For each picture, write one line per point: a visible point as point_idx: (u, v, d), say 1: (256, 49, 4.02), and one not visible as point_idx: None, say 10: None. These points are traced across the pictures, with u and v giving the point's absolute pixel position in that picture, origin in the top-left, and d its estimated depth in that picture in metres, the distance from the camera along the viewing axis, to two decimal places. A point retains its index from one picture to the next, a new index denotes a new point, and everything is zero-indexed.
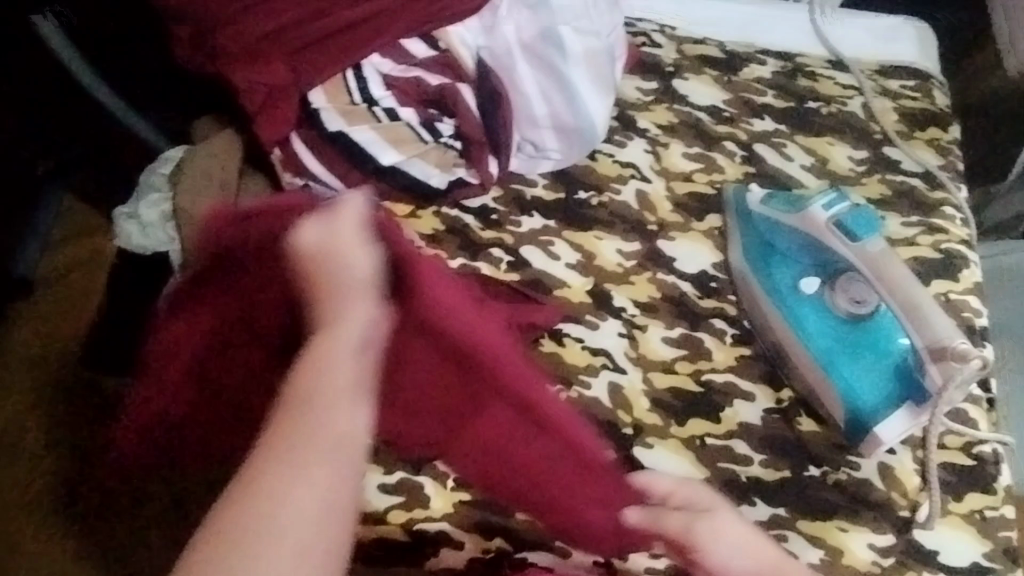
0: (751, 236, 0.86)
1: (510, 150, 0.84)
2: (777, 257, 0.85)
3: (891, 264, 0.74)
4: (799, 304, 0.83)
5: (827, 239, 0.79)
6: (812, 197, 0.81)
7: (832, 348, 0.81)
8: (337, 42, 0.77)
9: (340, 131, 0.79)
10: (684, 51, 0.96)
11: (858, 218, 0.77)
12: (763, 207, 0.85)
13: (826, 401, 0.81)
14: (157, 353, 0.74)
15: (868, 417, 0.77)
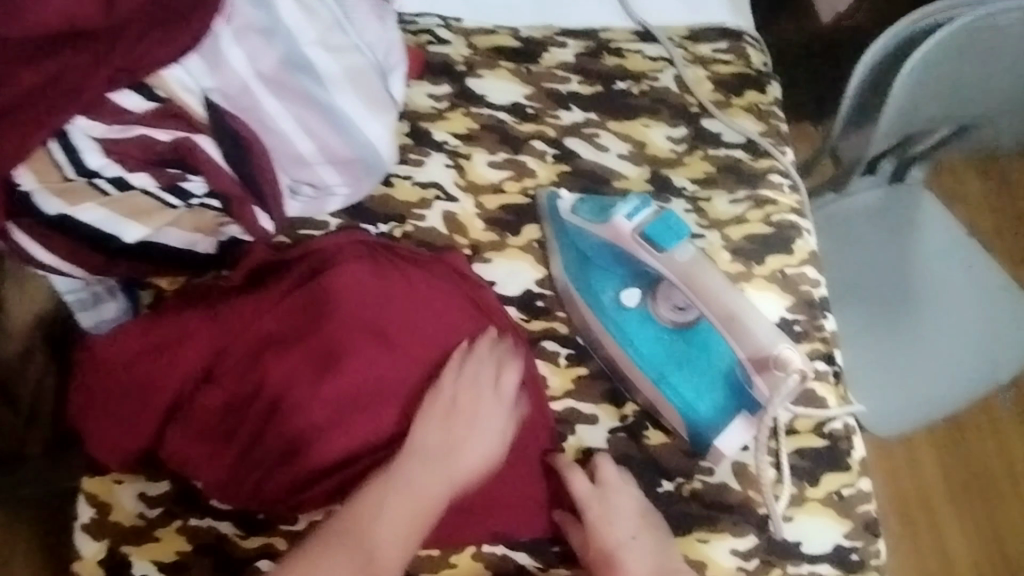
0: (568, 252, 0.80)
1: (279, 198, 0.75)
2: (598, 270, 0.79)
3: (696, 270, 0.69)
4: (624, 318, 0.78)
5: (635, 252, 0.74)
6: (619, 203, 0.75)
7: (661, 361, 0.77)
8: (23, 109, 0.62)
9: (62, 215, 0.67)
10: (475, 45, 0.87)
11: (660, 223, 0.72)
12: (574, 216, 0.79)
13: (665, 416, 0.77)
14: (113, 362, 0.70)
15: (706, 429, 0.74)
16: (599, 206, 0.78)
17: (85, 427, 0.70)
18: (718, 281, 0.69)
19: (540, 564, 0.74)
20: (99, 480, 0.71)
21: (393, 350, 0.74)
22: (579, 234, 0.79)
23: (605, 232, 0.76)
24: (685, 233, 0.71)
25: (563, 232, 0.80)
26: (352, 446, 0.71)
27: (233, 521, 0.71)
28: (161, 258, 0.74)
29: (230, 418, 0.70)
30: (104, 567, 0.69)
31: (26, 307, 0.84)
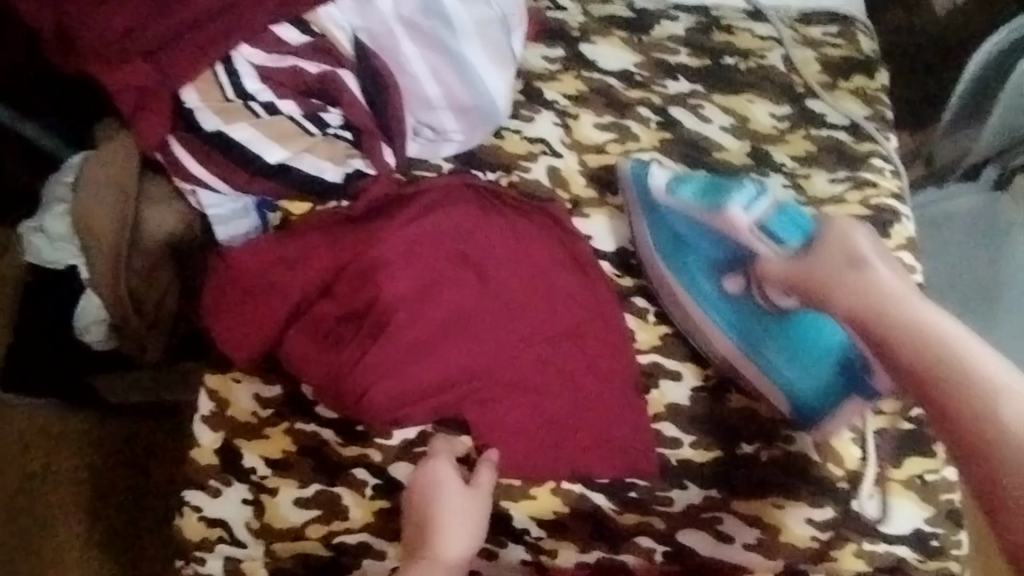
0: (658, 232, 0.82)
1: (404, 135, 0.81)
2: (693, 253, 0.83)
3: (843, 246, 0.72)
4: (722, 305, 0.81)
5: (751, 243, 0.77)
6: (731, 189, 0.78)
7: (765, 344, 0.79)
8: (201, 35, 0.73)
9: (218, 131, 0.76)
10: (590, 13, 0.91)
11: (781, 216, 0.77)
12: (671, 198, 0.81)
13: (768, 397, 0.79)
14: (243, 267, 0.77)
15: (811, 410, 0.78)
16: (702, 190, 0.80)
17: (214, 322, 0.77)
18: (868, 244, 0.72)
19: (614, 506, 0.78)
20: (221, 378, 0.78)
21: (493, 287, 0.79)
22: (675, 214, 0.82)
23: (714, 219, 0.79)
24: (808, 224, 0.77)
25: (651, 213, 0.82)
26: (448, 372, 0.77)
27: (335, 428, 0.77)
28: (296, 184, 0.79)
29: (343, 330, 0.76)
30: (218, 456, 0.77)
31: (158, 227, 0.89)
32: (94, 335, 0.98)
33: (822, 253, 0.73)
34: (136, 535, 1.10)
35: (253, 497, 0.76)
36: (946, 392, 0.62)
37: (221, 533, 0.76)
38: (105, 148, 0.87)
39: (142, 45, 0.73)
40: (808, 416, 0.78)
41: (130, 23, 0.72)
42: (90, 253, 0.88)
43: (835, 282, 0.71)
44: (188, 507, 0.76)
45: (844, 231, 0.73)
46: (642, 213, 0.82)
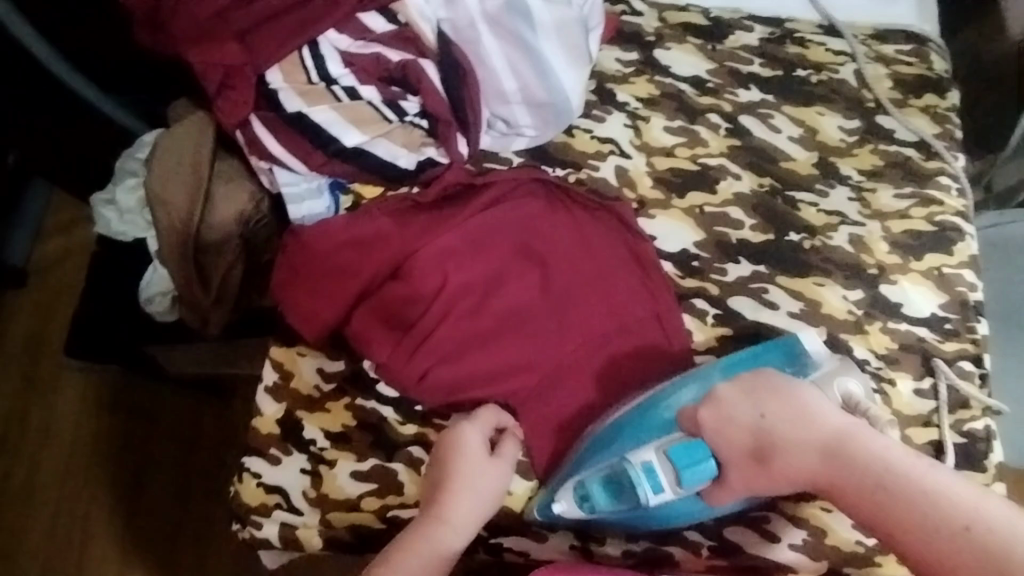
0: (622, 521, 0.75)
1: (479, 127, 0.83)
2: (664, 516, 0.75)
3: (734, 438, 0.72)
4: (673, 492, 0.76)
5: (688, 492, 0.73)
6: (628, 484, 0.72)
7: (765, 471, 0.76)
8: (293, 20, 0.77)
9: (299, 113, 0.78)
10: (666, 19, 0.93)
11: (680, 469, 0.72)
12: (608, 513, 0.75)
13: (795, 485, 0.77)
14: (317, 249, 0.79)
15: None
16: (613, 479, 0.73)
17: (287, 298, 0.80)
18: (753, 408, 0.72)
19: None
20: (286, 351, 0.82)
21: (553, 282, 0.81)
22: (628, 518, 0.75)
23: (656, 502, 0.73)
24: (702, 446, 0.72)
25: (605, 518, 0.75)
26: (508, 361, 0.78)
27: (394, 407, 0.79)
28: (368, 168, 0.81)
29: (407, 314, 0.78)
30: (280, 426, 0.79)
31: (227, 205, 0.90)
32: (157, 307, 1.00)
33: (732, 464, 0.72)
34: (184, 503, 1.14)
35: (312, 467, 0.78)
36: (918, 540, 0.65)
37: (278, 500, 0.78)
38: (186, 128, 0.91)
39: (235, 26, 0.77)
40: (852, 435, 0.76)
41: (223, 7, 0.78)
42: (160, 224, 0.91)
43: (786, 445, 0.71)
44: (248, 474, 0.79)
45: (726, 419, 0.72)
46: (599, 517, 0.75)
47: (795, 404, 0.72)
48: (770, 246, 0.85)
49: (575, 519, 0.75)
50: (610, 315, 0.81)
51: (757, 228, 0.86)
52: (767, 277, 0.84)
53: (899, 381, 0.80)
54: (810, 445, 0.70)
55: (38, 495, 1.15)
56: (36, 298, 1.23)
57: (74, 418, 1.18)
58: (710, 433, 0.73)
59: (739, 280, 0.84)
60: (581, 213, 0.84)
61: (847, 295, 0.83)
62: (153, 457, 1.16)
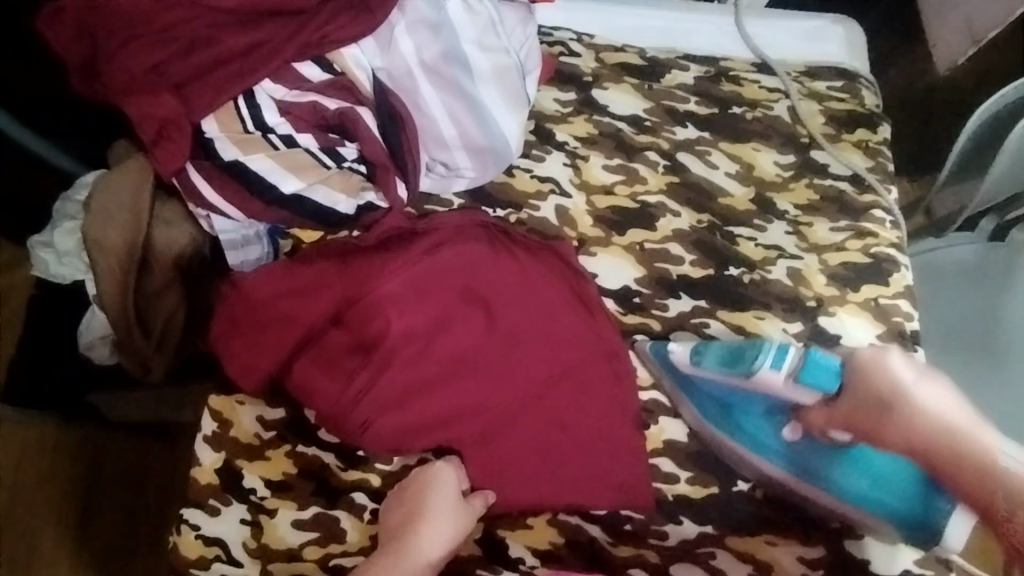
0: (702, 396, 0.81)
1: (418, 173, 0.83)
2: (743, 413, 0.80)
3: (878, 381, 0.71)
4: (760, 425, 0.79)
5: (792, 394, 0.75)
6: (751, 353, 0.76)
7: (857, 487, 0.75)
8: (231, 69, 0.76)
9: (236, 161, 0.78)
10: (603, 60, 0.95)
11: (810, 365, 0.73)
12: (696, 370, 0.79)
13: (855, 517, 0.76)
14: (257, 293, 0.79)
15: (902, 521, 0.73)
16: (732, 351, 0.78)
17: (226, 346, 0.79)
18: (905, 370, 0.71)
19: (610, 537, 0.78)
20: (225, 399, 0.80)
21: (496, 323, 0.80)
22: (711, 387, 0.80)
23: (758, 386, 0.76)
24: (840, 367, 0.73)
25: (690, 383, 0.81)
26: (452, 406, 0.77)
27: (335, 453, 0.79)
28: (307, 214, 0.81)
29: (351, 362, 0.77)
30: (219, 476, 0.77)
31: (170, 247, 0.90)
32: (98, 352, 0.98)
33: (855, 398, 0.71)
34: (131, 548, 1.11)
35: (252, 517, 0.77)
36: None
37: (217, 553, 0.76)
38: (124, 169, 0.88)
39: (170, 79, 0.76)
40: (927, 545, 0.73)
41: (159, 58, 0.76)
42: (98, 269, 0.88)
43: (915, 410, 0.68)
44: (186, 526, 0.77)
45: (879, 364, 0.72)
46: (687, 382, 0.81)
47: (933, 390, 0.70)
48: (710, 281, 0.86)
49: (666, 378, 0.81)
50: (551, 356, 0.80)
51: (697, 263, 0.87)
52: (708, 312, 0.85)
53: None
54: (930, 421, 0.67)
55: None
56: None
57: (15, 463, 1.14)
58: (860, 359, 0.73)
59: (679, 315, 0.85)
60: (525, 252, 0.84)
61: (787, 328, 0.84)
62: (101, 502, 1.13)
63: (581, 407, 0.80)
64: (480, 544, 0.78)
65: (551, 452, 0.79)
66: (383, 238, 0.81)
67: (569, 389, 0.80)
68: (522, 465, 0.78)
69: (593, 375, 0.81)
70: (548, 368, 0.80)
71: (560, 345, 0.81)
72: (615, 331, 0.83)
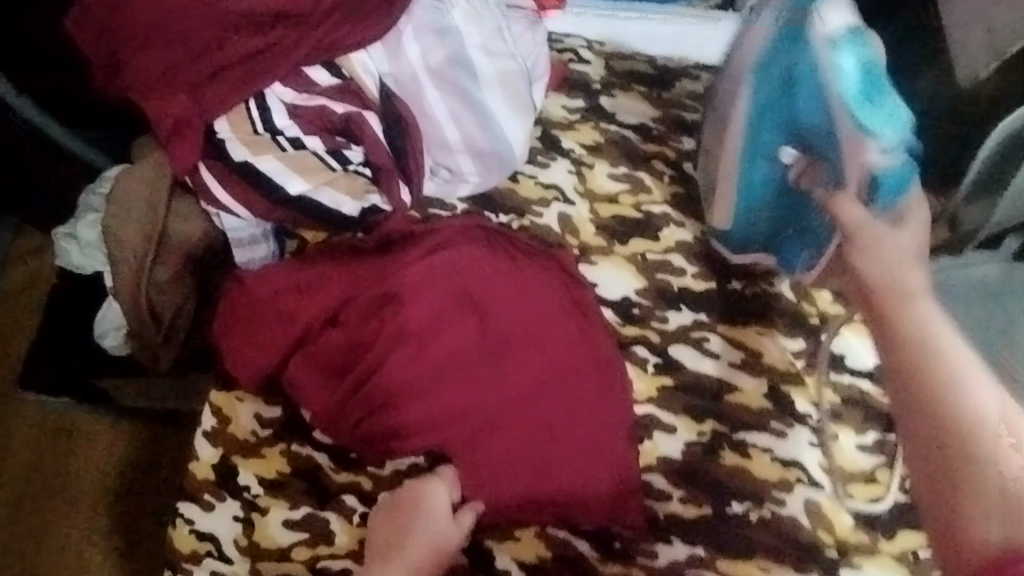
0: (778, 53, 0.74)
1: (422, 175, 0.84)
2: (776, 118, 0.76)
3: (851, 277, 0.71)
4: (767, 118, 0.77)
5: (851, 173, 0.70)
6: (884, 106, 0.69)
7: (755, 178, 0.81)
8: (241, 71, 0.78)
9: (245, 161, 0.80)
10: (612, 67, 0.94)
11: (884, 185, 0.68)
12: (825, 38, 0.69)
13: (724, 201, 0.84)
14: (258, 290, 0.80)
15: (741, 240, 0.85)
16: (864, 71, 0.69)
17: (227, 343, 0.80)
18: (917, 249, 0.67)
19: (598, 554, 0.77)
20: (225, 396, 0.81)
21: (491, 326, 0.80)
22: (807, 61, 0.71)
23: (850, 104, 0.68)
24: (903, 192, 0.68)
25: (782, 33, 0.73)
26: (443, 408, 0.77)
27: (329, 454, 0.79)
28: (311, 215, 0.82)
29: (348, 357, 0.79)
30: (215, 472, 0.79)
31: (182, 243, 0.92)
32: (111, 341, 1.00)
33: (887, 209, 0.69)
34: (135, 534, 1.14)
35: (245, 514, 0.77)
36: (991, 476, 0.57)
37: (209, 548, 0.77)
38: (143, 165, 0.90)
39: (186, 78, 0.78)
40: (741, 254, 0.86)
41: (175, 58, 0.78)
42: (116, 261, 0.91)
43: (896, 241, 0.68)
44: (181, 519, 0.78)
45: (912, 212, 0.69)
46: (773, 27, 0.74)
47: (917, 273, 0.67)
48: (711, 295, 0.86)
49: (763, 19, 0.76)
50: (547, 364, 0.80)
51: (700, 276, 0.86)
52: (709, 326, 0.84)
53: (842, 436, 0.81)
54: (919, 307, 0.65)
55: None
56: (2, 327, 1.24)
57: (29, 445, 1.18)
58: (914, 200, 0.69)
59: (680, 329, 0.84)
60: (523, 259, 0.84)
61: (788, 345, 0.84)
62: (109, 488, 1.16)
63: (574, 417, 0.79)
64: (467, 552, 0.77)
65: (540, 459, 0.77)
66: (382, 242, 0.82)
67: (564, 398, 0.79)
68: (512, 472, 0.77)
69: (589, 385, 0.80)
70: (541, 375, 0.80)
71: (557, 352, 0.81)
72: (611, 339, 0.83)
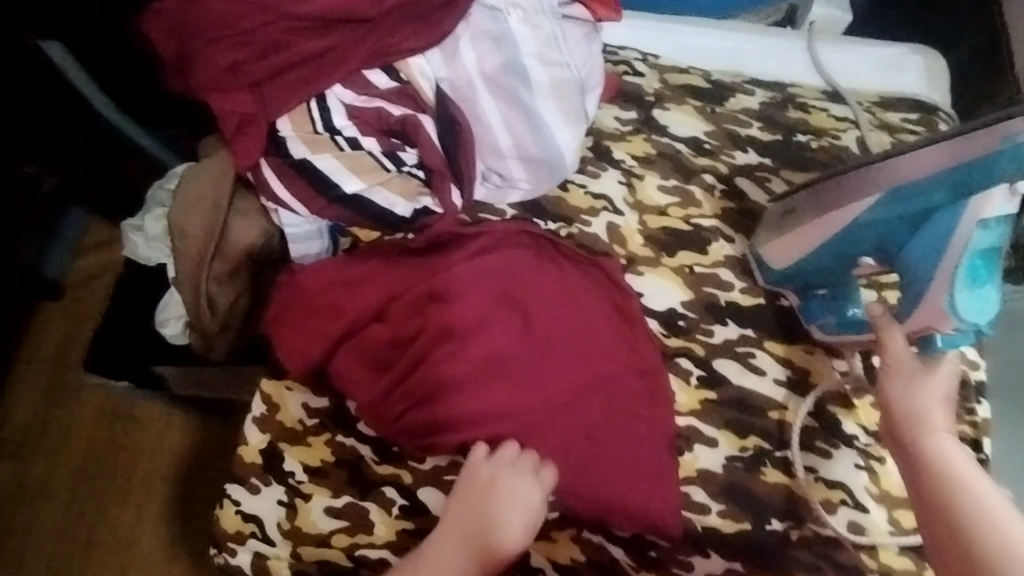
0: (928, 192, 0.69)
1: (474, 180, 0.85)
2: (882, 232, 0.74)
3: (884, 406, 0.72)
4: (877, 224, 0.73)
5: (917, 319, 0.72)
6: (980, 296, 0.70)
7: (823, 256, 0.79)
8: (302, 71, 0.80)
9: (304, 160, 0.82)
10: (667, 81, 0.95)
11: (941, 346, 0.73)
12: (976, 220, 0.67)
13: (782, 248, 0.81)
14: (310, 283, 0.83)
15: (781, 282, 0.83)
16: (983, 255, 0.69)
17: (278, 334, 0.83)
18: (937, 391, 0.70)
19: (633, 561, 0.77)
20: (275, 384, 0.83)
21: (535, 331, 0.81)
22: (947, 220, 0.69)
23: (953, 268, 0.69)
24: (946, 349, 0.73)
25: (954, 175, 0.66)
26: (482, 410, 0.77)
27: (372, 446, 0.81)
28: (363, 214, 0.84)
29: (392, 352, 0.81)
30: (262, 456, 0.81)
31: (244, 238, 0.95)
32: (171, 329, 1.05)
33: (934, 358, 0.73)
34: (187, 513, 1.20)
35: (288, 499, 0.80)
36: None
37: (254, 529, 0.80)
38: (212, 162, 0.94)
39: (250, 78, 0.80)
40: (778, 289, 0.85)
41: (241, 57, 0.80)
42: (178, 255, 0.95)
43: (935, 381, 0.71)
44: (229, 500, 0.81)
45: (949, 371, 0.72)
46: (948, 168, 0.67)
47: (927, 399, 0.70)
48: (758, 310, 0.85)
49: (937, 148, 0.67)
50: (588, 371, 0.80)
51: (748, 291, 0.86)
52: (755, 341, 0.84)
53: (889, 460, 0.80)
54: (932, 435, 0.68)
55: (48, 497, 1.21)
56: (70, 310, 1.31)
57: (89, 424, 1.24)
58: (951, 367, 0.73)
59: (726, 342, 0.84)
60: (571, 268, 0.84)
61: (834, 363, 0.84)
62: (162, 468, 1.22)
63: (612, 425, 0.79)
64: None
65: (577, 468, 0.77)
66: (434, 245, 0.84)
67: (604, 406, 0.79)
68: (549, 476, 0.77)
69: (630, 394, 0.80)
70: (583, 382, 0.80)
71: (599, 360, 0.81)
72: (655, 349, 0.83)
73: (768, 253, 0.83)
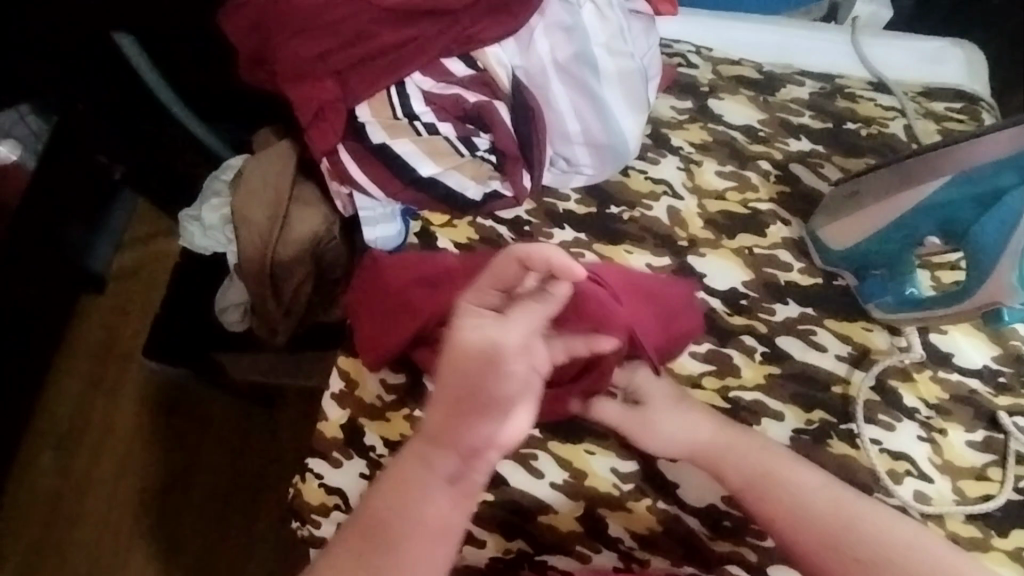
0: (999, 175, 0.74)
1: (544, 164, 0.88)
2: (950, 214, 0.78)
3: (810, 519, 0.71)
4: (945, 206, 0.77)
5: (981, 296, 0.76)
6: None
7: (889, 236, 0.83)
8: (383, 61, 0.83)
9: (383, 144, 0.85)
10: (720, 72, 0.99)
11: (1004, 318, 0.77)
12: None
13: (847, 230, 0.84)
14: (382, 275, 0.85)
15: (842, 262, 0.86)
16: None
17: (355, 317, 0.85)
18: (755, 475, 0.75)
19: (708, 531, 0.79)
20: (353, 361, 0.85)
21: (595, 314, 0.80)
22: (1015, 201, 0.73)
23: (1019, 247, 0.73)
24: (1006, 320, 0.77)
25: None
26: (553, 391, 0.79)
27: None
28: (438, 197, 0.87)
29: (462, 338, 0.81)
30: (344, 431, 0.83)
31: (305, 227, 0.97)
32: (230, 318, 1.07)
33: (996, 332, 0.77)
34: (235, 504, 1.21)
35: (371, 472, 0.82)
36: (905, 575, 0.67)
37: (337, 501, 0.82)
38: (271, 153, 0.98)
39: (332, 66, 0.84)
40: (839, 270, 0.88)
41: (323, 46, 0.83)
42: (242, 242, 0.97)
43: None
44: (310, 474, 0.82)
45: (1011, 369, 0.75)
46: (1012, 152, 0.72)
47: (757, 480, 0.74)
48: (818, 289, 0.88)
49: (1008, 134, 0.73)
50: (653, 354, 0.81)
51: (806, 272, 0.89)
52: (816, 320, 0.87)
53: (951, 432, 0.82)
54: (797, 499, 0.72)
55: (96, 489, 1.21)
56: (117, 303, 1.33)
57: (136, 416, 1.26)
58: None
59: (787, 320, 0.86)
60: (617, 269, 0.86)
61: (894, 340, 0.86)
62: (212, 459, 1.24)
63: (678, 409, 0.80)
64: (581, 521, 0.79)
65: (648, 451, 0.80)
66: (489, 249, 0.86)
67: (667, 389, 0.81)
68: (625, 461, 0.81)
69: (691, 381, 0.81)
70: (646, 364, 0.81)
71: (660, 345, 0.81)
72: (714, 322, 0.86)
73: (828, 235, 0.86)
